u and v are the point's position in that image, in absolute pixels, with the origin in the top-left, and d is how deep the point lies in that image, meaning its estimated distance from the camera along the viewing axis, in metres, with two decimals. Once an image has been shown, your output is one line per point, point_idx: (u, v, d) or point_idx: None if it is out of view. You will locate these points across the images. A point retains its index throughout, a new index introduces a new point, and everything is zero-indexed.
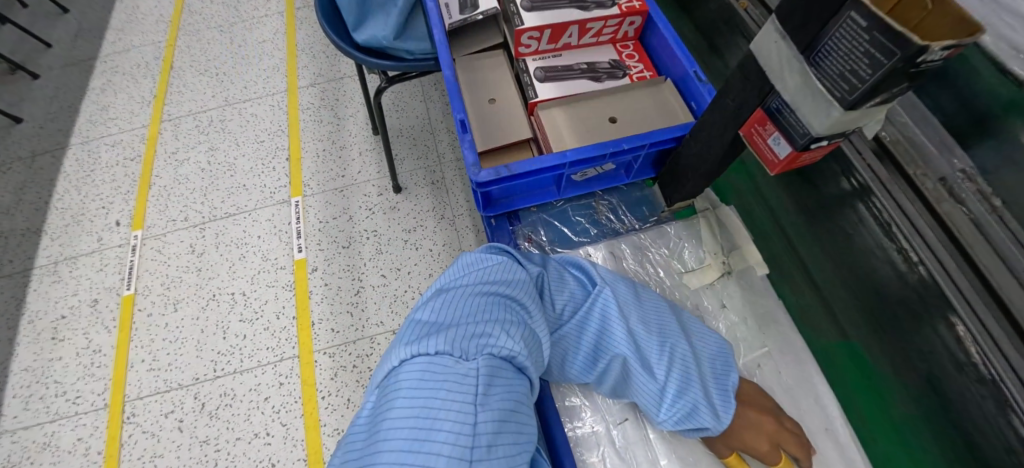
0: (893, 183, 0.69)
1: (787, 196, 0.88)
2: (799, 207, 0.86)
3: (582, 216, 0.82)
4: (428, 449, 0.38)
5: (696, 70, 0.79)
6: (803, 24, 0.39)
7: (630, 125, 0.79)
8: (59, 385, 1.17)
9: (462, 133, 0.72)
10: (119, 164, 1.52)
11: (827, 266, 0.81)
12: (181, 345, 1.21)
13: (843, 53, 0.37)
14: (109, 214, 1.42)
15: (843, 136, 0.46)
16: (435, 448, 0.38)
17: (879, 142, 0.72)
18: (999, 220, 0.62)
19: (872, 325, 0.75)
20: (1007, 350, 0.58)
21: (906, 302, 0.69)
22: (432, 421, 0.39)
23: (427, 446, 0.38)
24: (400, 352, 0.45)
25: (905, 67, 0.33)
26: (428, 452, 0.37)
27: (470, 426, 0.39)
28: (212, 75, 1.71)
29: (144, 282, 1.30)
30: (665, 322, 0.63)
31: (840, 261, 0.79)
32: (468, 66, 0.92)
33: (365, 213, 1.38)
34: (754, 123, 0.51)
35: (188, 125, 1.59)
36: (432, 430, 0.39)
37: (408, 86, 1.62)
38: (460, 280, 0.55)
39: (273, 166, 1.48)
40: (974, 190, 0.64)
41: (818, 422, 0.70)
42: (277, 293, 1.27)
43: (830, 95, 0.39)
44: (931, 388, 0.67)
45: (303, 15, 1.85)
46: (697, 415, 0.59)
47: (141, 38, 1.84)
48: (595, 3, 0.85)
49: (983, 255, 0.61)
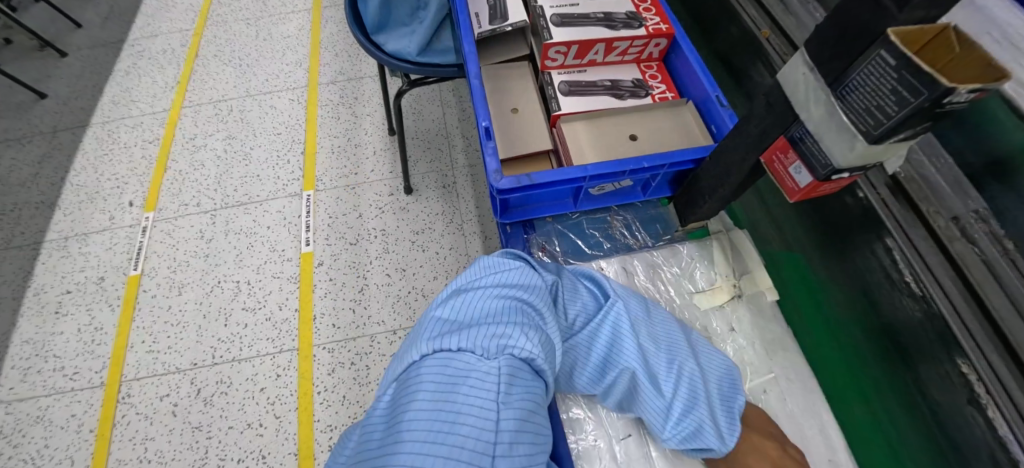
0: (906, 218, 0.70)
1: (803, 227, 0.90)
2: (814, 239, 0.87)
3: (596, 229, 0.84)
4: (451, 441, 0.39)
5: (719, 94, 0.80)
6: (833, 57, 0.41)
7: (650, 143, 0.80)
8: (59, 360, 1.19)
9: (485, 140, 0.73)
10: (137, 145, 1.55)
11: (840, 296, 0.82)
12: (182, 329, 1.23)
13: (870, 90, 0.38)
14: (124, 194, 1.45)
15: (864, 169, 0.46)
16: (457, 441, 0.39)
17: (894, 178, 0.73)
18: (1010, 262, 0.63)
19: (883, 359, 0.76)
20: (1012, 389, 0.59)
21: (926, 348, 0.69)
22: (455, 416, 0.40)
23: (450, 438, 0.39)
24: (420, 347, 0.46)
25: (931, 107, 0.34)
26: (451, 445, 0.39)
27: (492, 423, 0.40)
28: (235, 65, 1.75)
29: (151, 264, 1.32)
30: (675, 339, 0.64)
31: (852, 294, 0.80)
32: (492, 74, 0.94)
33: (375, 211, 1.40)
34: (776, 150, 0.52)
35: (207, 113, 1.62)
36: (454, 424, 0.40)
37: (427, 89, 1.65)
38: (478, 282, 0.56)
39: (288, 159, 1.51)
40: (986, 230, 0.65)
41: (821, 452, 0.70)
42: (282, 284, 1.29)
43: (855, 128, 0.40)
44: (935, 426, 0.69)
45: (329, 14, 1.89)
46: (705, 437, 0.60)
47: (169, 25, 1.88)
48: (623, 23, 0.87)
49: (993, 296, 0.62)
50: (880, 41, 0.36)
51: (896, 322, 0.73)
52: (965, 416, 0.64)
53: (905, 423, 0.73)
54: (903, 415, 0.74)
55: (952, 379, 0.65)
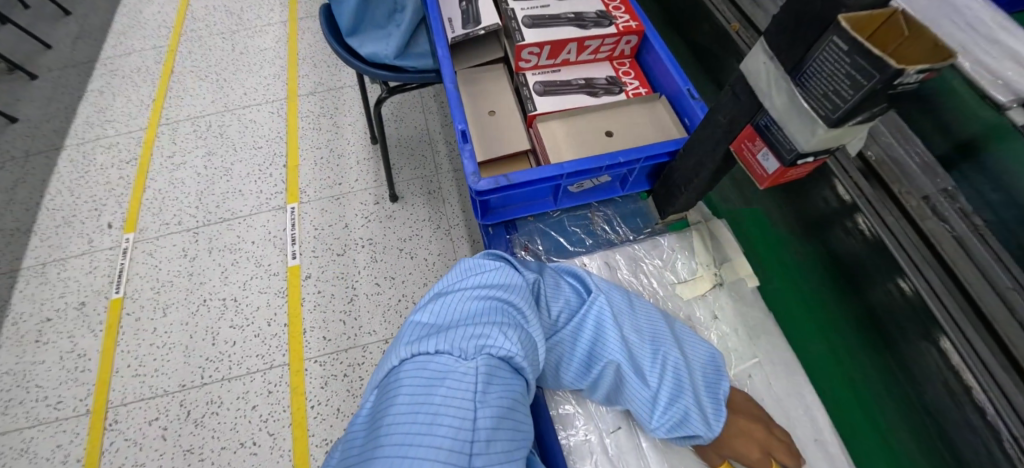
0: (881, 203, 0.73)
1: (785, 216, 0.92)
2: (800, 228, 0.89)
3: (578, 226, 0.84)
4: (428, 442, 0.39)
5: (690, 87, 0.81)
6: (790, 46, 0.42)
7: (625, 139, 0.82)
8: (42, 389, 1.16)
9: (462, 143, 0.73)
10: (114, 166, 1.52)
11: (826, 284, 0.85)
12: (169, 350, 1.21)
13: (826, 75, 0.39)
14: (102, 216, 1.42)
15: (828, 153, 0.48)
16: (435, 441, 0.39)
17: (865, 162, 0.75)
18: (983, 241, 0.65)
19: (870, 344, 0.78)
20: (992, 365, 0.62)
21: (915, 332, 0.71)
22: (432, 417, 0.40)
23: (426, 439, 0.39)
24: (399, 352, 0.47)
25: (883, 88, 0.35)
26: (428, 445, 0.39)
27: (469, 421, 0.41)
28: (212, 80, 1.73)
29: (134, 286, 1.30)
30: (658, 330, 0.64)
31: (838, 280, 0.83)
32: (468, 78, 0.95)
33: (361, 220, 1.39)
34: (744, 139, 0.53)
35: (185, 129, 1.60)
36: (431, 425, 0.40)
37: (408, 96, 1.65)
38: (459, 284, 0.56)
39: (270, 173, 1.49)
40: (956, 208, 0.68)
41: (808, 432, 0.71)
42: (269, 299, 1.27)
43: (814, 113, 0.41)
44: (922, 406, 0.71)
45: (305, 25, 1.88)
46: (690, 424, 0.60)
47: (142, 43, 1.85)
48: (593, 22, 0.88)
49: (967, 272, 0.65)
50: (832, 28, 0.37)
51: (881, 307, 0.76)
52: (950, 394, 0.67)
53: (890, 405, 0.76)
54: (892, 401, 0.75)
55: (936, 360, 0.68)
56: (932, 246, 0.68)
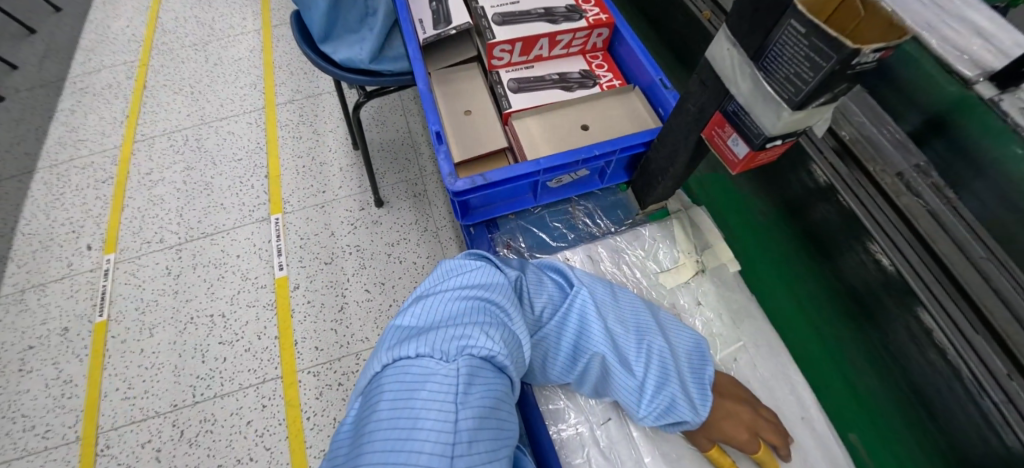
0: (855, 180, 0.74)
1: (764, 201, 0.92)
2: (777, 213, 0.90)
3: (559, 221, 0.85)
4: (410, 447, 0.38)
5: (662, 77, 0.82)
6: (750, 32, 0.42)
7: (601, 132, 0.82)
8: (28, 419, 1.13)
9: (437, 144, 0.73)
10: (90, 186, 1.48)
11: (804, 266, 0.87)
12: (158, 371, 1.18)
13: (787, 58, 0.39)
14: (81, 238, 1.39)
15: (796, 136, 0.48)
16: (416, 445, 0.39)
17: (839, 141, 0.76)
18: (956, 213, 0.68)
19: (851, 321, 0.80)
20: (968, 332, 0.63)
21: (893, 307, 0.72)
22: (414, 421, 0.40)
23: (408, 445, 0.39)
24: (381, 358, 0.46)
25: (842, 68, 0.36)
26: (410, 450, 0.38)
27: (451, 423, 0.40)
28: (187, 93, 1.69)
29: (118, 307, 1.27)
30: (642, 319, 0.65)
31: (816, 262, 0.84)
32: (443, 79, 0.94)
33: (347, 227, 1.38)
34: (714, 126, 0.53)
35: (162, 145, 1.57)
36: (412, 430, 0.39)
37: (387, 100, 1.63)
38: (440, 286, 0.55)
39: (251, 184, 1.47)
40: (929, 183, 0.70)
41: (795, 411, 0.72)
42: (258, 313, 1.25)
43: (778, 97, 0.42)
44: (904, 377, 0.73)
45: (279, 33, 1.85)
46: (677, 411, 0.61)
47: (112, 58, 1.81)
48: (564, 17, 0.88)
49: (942, 243, 0.66)
50: (789, 12, 0.38)
51: (858, 284, 0.77)
52: (930, 363, 0.68)
53: (875, 384, 0.78)
54: (878, 379, 0.77)
55: (915, 330, 0.69)
56: (906, 220, 0.69)
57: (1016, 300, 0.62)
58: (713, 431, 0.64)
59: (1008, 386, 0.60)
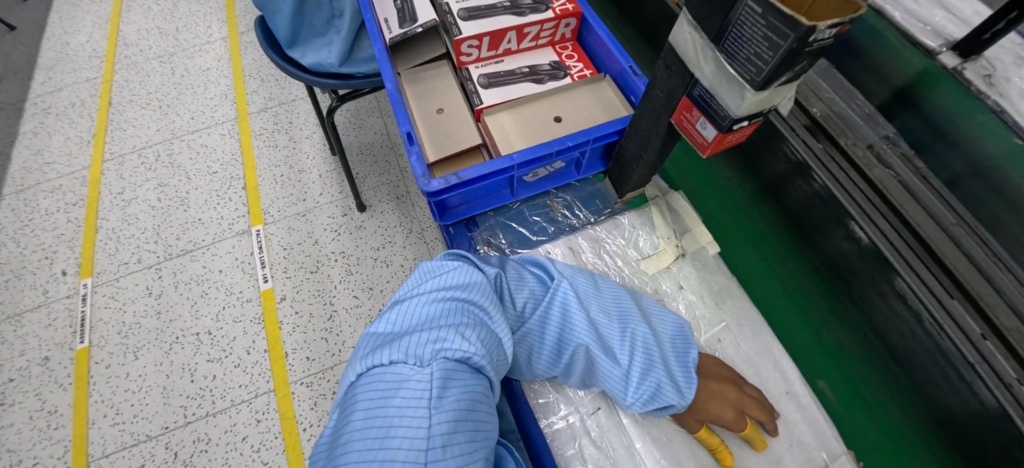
0: (827, 155, 0.74)
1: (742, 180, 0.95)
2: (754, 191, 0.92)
3: (538, 215, 0.84)
4: (384, 456, 0.38)
5: (632, 65, 0.82)
6: (710, 14, 0.42)
7: (574, 123, 0.81)
8: (13, 453, 1.09)
9: (408, 146, 0.72)
10: (60, 210, 1.44)
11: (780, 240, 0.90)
12: (146, 394, 1.15)
13: (747, 39, 0.40)
14: (54, 264, 1.34)
15: (762, 115, 0.48)
16: (389, 455, 0.38)
17: (810, 118, 0.77)
18: (926, 183, 0.69)
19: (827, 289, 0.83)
20: (943, 297, 0.64)
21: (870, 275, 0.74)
22: (386, 430, 0.40)
23: (382, 453, 0.38)
24: (355, 367, 0.46)
25: (800, 46, 0.36)
26: (383, 459, 0.38)
27: (425, 429, 0.40)
28: (155, 107, 1.65)
29: (99, 332, 1.23)
30: (624, 307, 0.65)
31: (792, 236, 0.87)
32: (413, 78, 0.93)
33: (331, 234, 1.36)
34: (682, 111, 0.53)
35: (133, 162, 1.52)
36: (386, 439, 0.39)
37: (363, 102, 1.61)
38: (417, 289, 0.55)
39: (229, 197, 1.44)
40: (897, 153, 0.72)
41: (781, 386, 0.73)
42: (245, 327, 1.23)
43: (741, 78, 0.42)
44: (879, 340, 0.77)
45: (247, 40, 1.81)
46: (663, 396, 0.61)
47: (74, 76, 1.75)
48: (530, 9, 0.87)
49: (914, 212, 0.68)
50: None
51: (834, 255, 0.79)
52: (907, 327, 0.71)
53: (851, 345, 0.82)
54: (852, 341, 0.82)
55: (891, 298, 0.72)
56: (880, 191, 0.70)
57: (987, 265, 0.64)
58: (705, 410, 0.65)
59: (981, 345, 0.62)
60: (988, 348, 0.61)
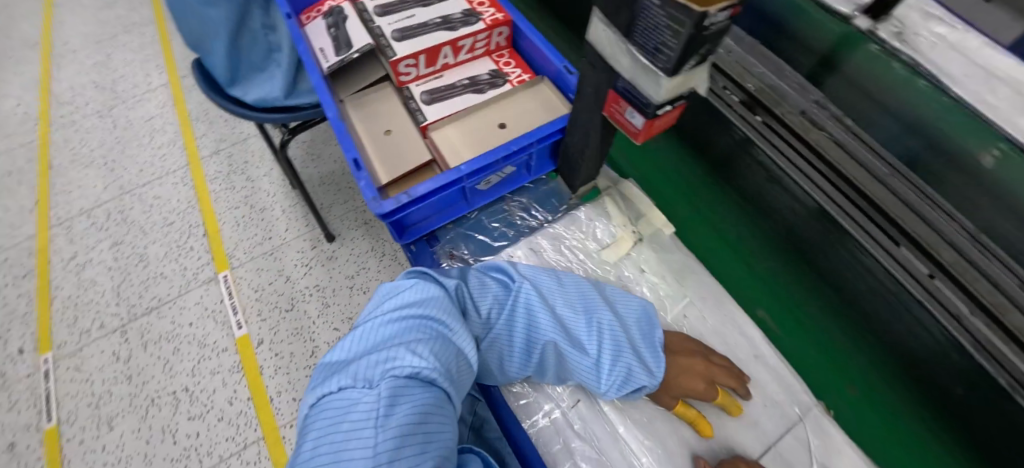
0: (766, 128, 0.79)
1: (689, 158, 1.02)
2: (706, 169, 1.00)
3: (497, 222, 0.86)
4: None
5: (565, 64, 0.85)
6: (617, 10, 0.44)
7: (519, 127, 0.83)
8: None
9: (356, 171, 0.72)
10: (9, 285, 1.37)
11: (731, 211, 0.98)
12: (127, 463, 1.10)
13: (651, 29, 0.42)
14: (10, 343, 1.27)
15: (684, 98, 0.51)
16: None
17: (747, 93, 0.80)
18: (857, 137, 0.73)
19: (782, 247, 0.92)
20: (893, 247, 0.70)
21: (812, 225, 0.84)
22: (334, 454, 0.40)
23: None
24: (307, 398, 0.46)
25: (697, 31, 0.38)
26: None
27: (371, 446, 0.40)
28: (99, 165, 1.58)
29: (67, 407, 1.17)
30: (587, 298, 0.67)
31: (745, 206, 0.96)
32: (355, 103, 0.93)
33: (301, 269, 1.33)
34: (611, 103, 0.56)
35: (83, 225, 1.46)
36: (333, 462, 0.39)
37: (317, 132, 1.59)
38: (371, 314, 0.55)
39: (190, 246, 1.40)
40: (829, 114, 0.75)
41: (750, 352, 0.77)
42: (224, 377, 1.19)
43: (654, 66, 0.44)
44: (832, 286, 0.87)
45: (189, 84, 1.76)
46: (633, 380, 0.63)
47: (7, 143, 1.67)
48: (461, 22, 0.89)
49: (852, 170, 0.72)
50: None
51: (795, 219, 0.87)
52: (871, 280, 0.80)
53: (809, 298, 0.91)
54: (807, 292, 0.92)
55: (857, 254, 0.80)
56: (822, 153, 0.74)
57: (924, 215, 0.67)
58: (676, 387, 0.67)
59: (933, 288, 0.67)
60: (936, 283, 0.66)
